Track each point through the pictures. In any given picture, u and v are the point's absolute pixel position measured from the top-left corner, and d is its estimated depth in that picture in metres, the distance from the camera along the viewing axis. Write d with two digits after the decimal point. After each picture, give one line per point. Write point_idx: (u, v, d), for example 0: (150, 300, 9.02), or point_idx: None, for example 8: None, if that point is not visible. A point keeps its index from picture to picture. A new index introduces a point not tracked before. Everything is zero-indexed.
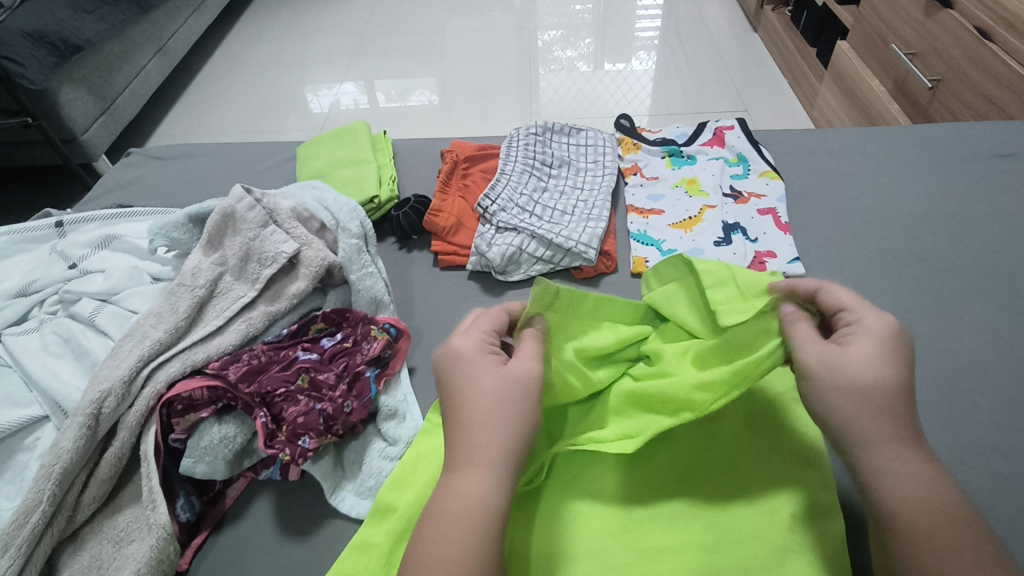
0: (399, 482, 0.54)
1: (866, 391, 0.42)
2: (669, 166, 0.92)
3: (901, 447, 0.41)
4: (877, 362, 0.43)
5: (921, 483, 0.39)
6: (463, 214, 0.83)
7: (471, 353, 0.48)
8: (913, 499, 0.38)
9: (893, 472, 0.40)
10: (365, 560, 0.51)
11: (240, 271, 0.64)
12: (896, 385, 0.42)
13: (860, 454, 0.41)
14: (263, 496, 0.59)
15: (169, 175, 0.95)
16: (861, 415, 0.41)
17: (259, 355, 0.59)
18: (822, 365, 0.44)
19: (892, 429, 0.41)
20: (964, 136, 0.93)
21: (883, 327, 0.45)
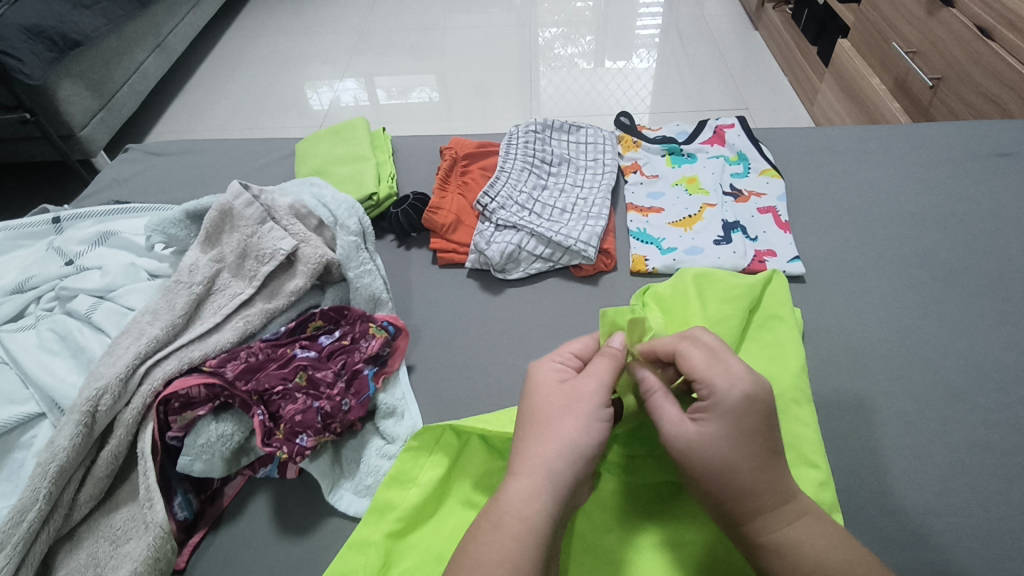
0: (398, 479, 0.54)
1: (718, 478, 0.43)
2: (669, 164, 0.92)
3: (775, 513, 0.42)
4: (727, 440, 0.43)
5: (797, 551, 0.41)
6: (462, 211, 0.83)
7: (546, 381, 0.48)
8: (814, 563, 0.40)
9: (786, 542, 0.41)
10: (363, 559, 0.50)
11: (237, 267, 0.63)
12: (748, 457, 0.43)
13: (752, 525, 0.42)
14: (260, 494, 0.58)
15: (168, 171, 0.95)
16: (743, 487, 0.43)
17: (256, 353, 0.59)
18: (686, 444, 0.44)
19: (768, 494, 0.43)
20: (964, 135, 0.93)
21: (724, 393, 0.44)
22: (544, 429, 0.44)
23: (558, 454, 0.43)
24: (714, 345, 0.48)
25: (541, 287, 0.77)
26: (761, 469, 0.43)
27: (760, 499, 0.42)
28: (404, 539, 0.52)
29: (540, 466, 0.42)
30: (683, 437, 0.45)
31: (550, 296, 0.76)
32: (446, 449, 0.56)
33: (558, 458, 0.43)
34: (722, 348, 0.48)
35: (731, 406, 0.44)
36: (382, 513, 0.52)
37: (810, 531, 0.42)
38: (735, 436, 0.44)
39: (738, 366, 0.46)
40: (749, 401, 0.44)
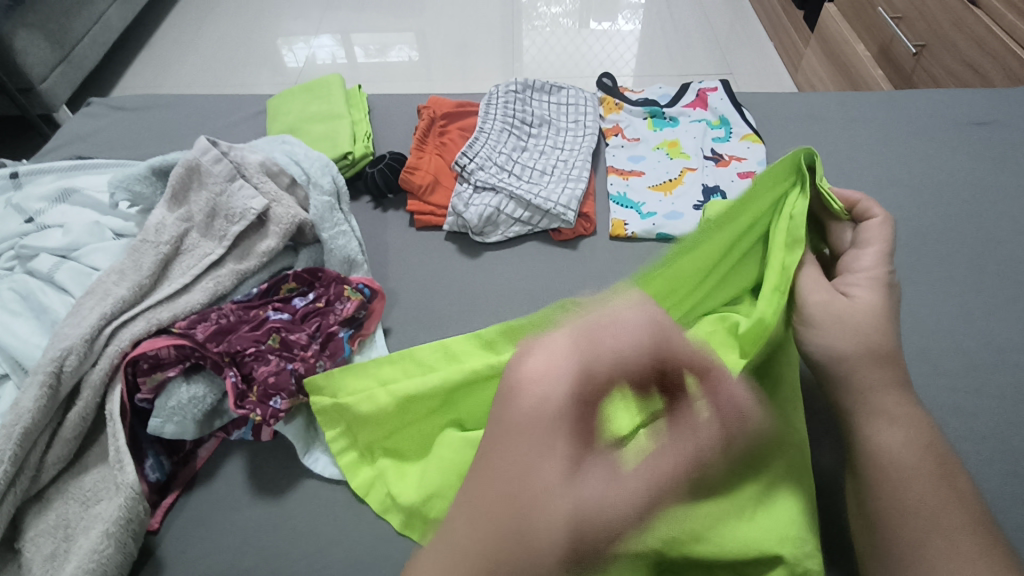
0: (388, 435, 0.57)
1: (864, 350, 0.49)
2: (651, 127, 0.91)
3: (894, 393, 0.48)
4: (878, 316, 0.50)
5: (896, 429, 0.47)
6: (439, 172, 0.81)
7: (541, 395, 0.37)
8: (901, 439, 0.47)
9: (889, 415, 0.47)
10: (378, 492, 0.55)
11: (206, 227, 0.61)
12: (888, 339, 0.49)
13: (860, 399, 0.48)
14: (234, 456, 0.58)
15: (133, 127, 0.91)
16: (860, 359, 0.49)
17: (228, 315, 0.58)
18: (834, 317, 0.50)
19: (885, 374, 0.49)
20: (944, 103, 0.93)
21: (873, 283, 0.52)
22: (529, 445, 0.35)
23: (531, 478, 0.34)
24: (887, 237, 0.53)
25: (519, 251, 0.76)
26: (891, 340, 0.49)
27: (875, 375, 0.48)
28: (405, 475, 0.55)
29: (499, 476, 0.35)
30: (832, 313, 0.50)
31: (528, 260, 0.75)
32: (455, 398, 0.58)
33: (535, 502, 0.33)
34: (891, 241, 0.54)
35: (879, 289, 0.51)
36: (371, 431, 0.57)
37: (914, 416, 0.48)
38: (881, 315, 0.50)
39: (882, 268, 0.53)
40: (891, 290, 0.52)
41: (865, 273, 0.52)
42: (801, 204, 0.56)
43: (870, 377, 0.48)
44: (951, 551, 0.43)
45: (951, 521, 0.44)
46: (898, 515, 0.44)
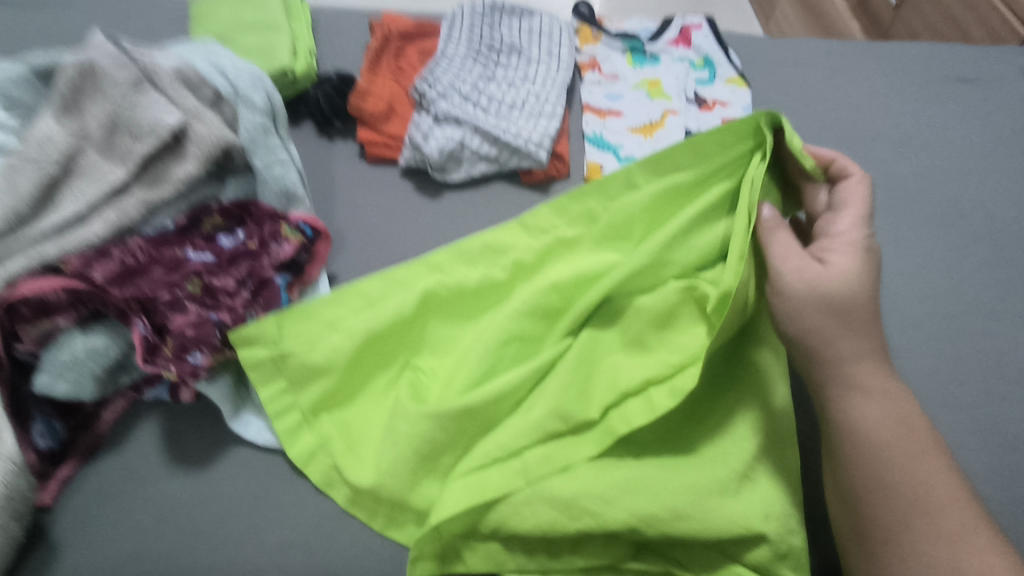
0: (331, 399, 0.49)
1: (838, 318, 0.45)
2: (630, 63, 0.83)
3: (869, 364, 0.45)
4: (854, 283, 0.45)
5: (871, 404, 0.44)
6: (395, 98, 0.72)
7: None
8: (875, 416, 0.43)
9: (863, 388, 0.44)
10: (321, 462, 0.48)
11: (107, 146, 0.50)
12: (863, 307, 0.45)
13: (831, 370, 0.45)
14: (147, 420, 0.49)
15: (20, 22, 0.75)
16: (832, 327, 0.44)
17: (135, 253, 0.48)
18: (805, 284, 0.45)
19: (860, 344, 0.45)
20: (931, 56, 0.89)
21: (849, 244, 0.47)
22: None
23: None
24: (866, 199, 0.49)
25: (484, 193, 0.68)
26: (868, 306, 0.45)
27: (845, 346, 0.45)
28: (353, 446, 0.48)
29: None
30: (805, 280, 0.45)
31: (494, 204, 0.67)
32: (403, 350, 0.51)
33: None
34: (869, 203, 0.50)
35: (854, 251, 0.47)
36: (316, 388, 0.49)
37: (891, 386, 0.44)
38: (857, 278, 0.46)
39: (855, 226, 0.48)
40: (868, 250, 0.47)
41: (843, 236, 0.48)
42: (759, 165, 0.50)
43: (846, 349, 0.44)
44: (931, 532, 0.40)
45: (937, 502, 0.41)
46: (876, 496, 0.42)
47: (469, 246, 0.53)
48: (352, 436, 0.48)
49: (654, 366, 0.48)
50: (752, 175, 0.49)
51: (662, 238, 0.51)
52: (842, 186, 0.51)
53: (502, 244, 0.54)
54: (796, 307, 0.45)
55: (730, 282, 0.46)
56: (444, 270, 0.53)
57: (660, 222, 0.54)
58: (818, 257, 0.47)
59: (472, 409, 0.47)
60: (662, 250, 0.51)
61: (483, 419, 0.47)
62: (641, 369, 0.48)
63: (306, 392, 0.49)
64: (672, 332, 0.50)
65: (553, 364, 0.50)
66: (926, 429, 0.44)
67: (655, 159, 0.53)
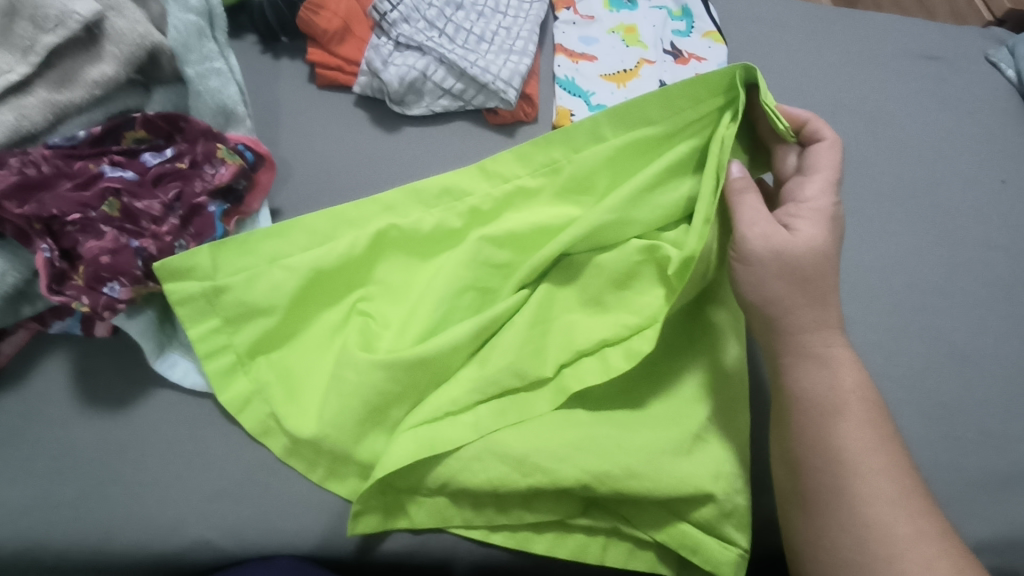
0: (270, 340, 0.45)
1: (799, 286, 0.44)
2: (607, 6, 0.78)
3: (825, 333, 0.44)
4: (817, 251, 0.45)
5: (823, 373, 0.43)
6: (351, 17, 0.63)
7: None
8: (828, 384, 0.43)
9: (817, 356, 0.44)
10: (258, 408, 0.44)
11: (1, 31, 0.42)
12: (824, 276, 0.45)
13: (787, 338, 0.44)
14: (55, 355, 0.44)
15: None
16: (792, 295, 0.44)
17: (37, 164, 0.41)
18: (770, 250, 0.44)
19: (818, 313, 0.44)
20: (902, 30, 0.88)
21: (816, 212, 0.46)
22: None
23: None
24: (837, 165, 0.48)
25: (444, 130, 0.63)
26: (828, 275, 0.45)
27: (803, 315, 0.44)
28: (295, 393, 0.44)
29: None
30: (770, 246, 0.44)
31: (455, 143, 0.63)
32: (351, 292, 0.47)
33: None
34: (838, 169, 0.49)
35: (820, 219, 0.46)
36: (252, 329, 0.44)
37: (845, 355, 0.44)
38: (822, 247, 0.45)
39: (823, 193, 0.47)
40: (834, 219, 0.47)
41: (810, 202, 0.47)
42: (729, 124, 0.48)
43: (803, 318, 0.44)
44: (871, 495, 0.40)
45: (885, 468, 0.41)
46: (820, 459, 0.42)
47: (426, 186, 0.49)
48: (292, 381, 0.45)
49: (611, 326, 0.46)
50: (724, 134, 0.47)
51: (626, 193, 0.48)
52: (813, 149, 0.49)
53: (459, 188, 0.50)
54: (759, 273, 0.44)
55: (695, 245, 0.44)
56: (398, 211, 0.49)
57: (625, 178, 0.51)
58: (784, 224, 0.46)
59: (423, 360, 0.44)
60: (626, 206, 0.48)
61: (436, 371, 0.45)
62: (598, 329, 0.46)
63: (243, 332, 0.44)
64: (631, 293, 0.48)
65: (511, 316, 0.47)
66: (875, 396, 0.44)
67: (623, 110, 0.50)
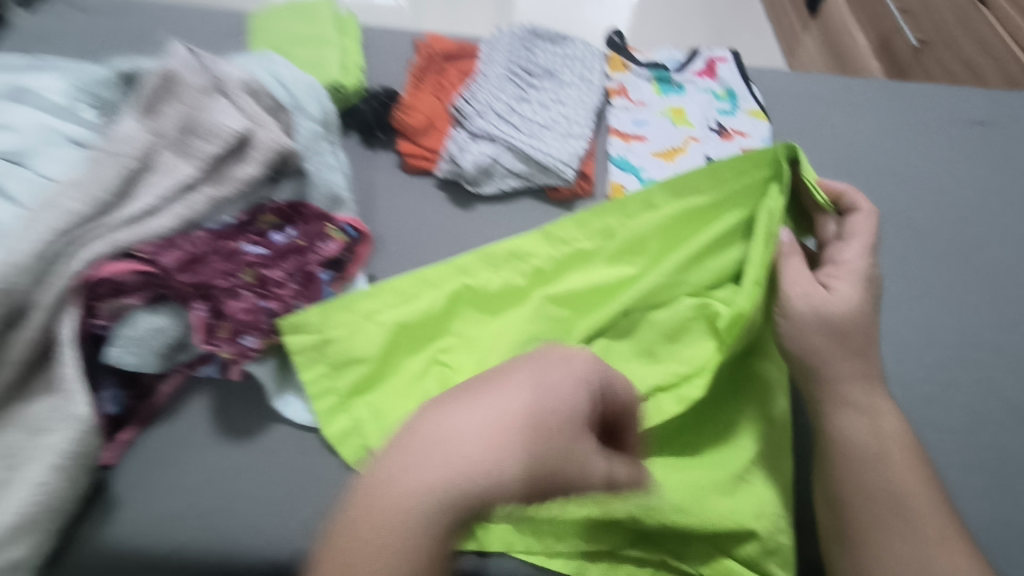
0: (367, 385, 0.54)
1: (838, 341, 0.48)
2: (656, 91, 0.87)
3: (862, 384, 0.48)
4: (854, 310, 0.49)
5: (860, 421, 0.47)
6: (435, 115, 0.77)
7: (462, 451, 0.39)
8: (864, 430, 0.46)
9: (855, 405, 0.47)
10: (354, 443, 0.52)
11: (180, 145, 0.56)
12: (861, 332, 0.49)
13: (826, 387, 0.48)
14: (199, 395, 0.54)
15: (96, 30, 0.82)
16: (832, 349, 0.48)
17: (198, 243, 0.53)
18: (808, 306, 0.49)
19: (856, 365, 0.48)
20: (948, 98, 0.92)
21: (852, 274, 0.51)
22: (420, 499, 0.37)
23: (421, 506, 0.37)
24: (872, 231, 0.53)
25: (512, 206, 0.73)
26: (865, 330, 0.49)
27: (843, 366, 0.48)
28: (385, 430, 0.52)
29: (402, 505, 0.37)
30: (811, 304, 0.49)
31: (522, 216, 0.72)
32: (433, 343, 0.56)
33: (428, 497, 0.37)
34: (873, 235, 0.54)
35: (856, 281, 0.50)
36: (351, 374, 0.53)
37: (879, 405, 0.48)
38: (858, 306, 0.49)
39: (859, 257, 0.52)
40: (869, 281, 0.51)
41: (846, 263, 0.52)
42: (777, 195, 0.54)
43: (841, 368, 0.48)
44: (901, 537, 0.44)
45: (916, 512, 0.44)
46: (859, 502, 0.45)
47: (494, 250, 0.58)
48: (383, 420, 0.52)
49: (662, 374, 0.52)
50: (771, 204, 0.53)
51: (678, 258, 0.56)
52: (852, 217, 0.55)
53: (525, 251, 0.58)
54: (800, 328, 0.49)
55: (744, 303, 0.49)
56: (470, 272, 0.57)
57: (677, 242, 0.58)
58: (824, 284, 0.50)
59: None
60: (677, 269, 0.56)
61: None
62: (650, 376, 0.52)
63: (344, 377, 0.53)
64: (681, 345, 0.54)
65: None
66: (907, 442, 0.47)
67: (675, 183, 0.57)
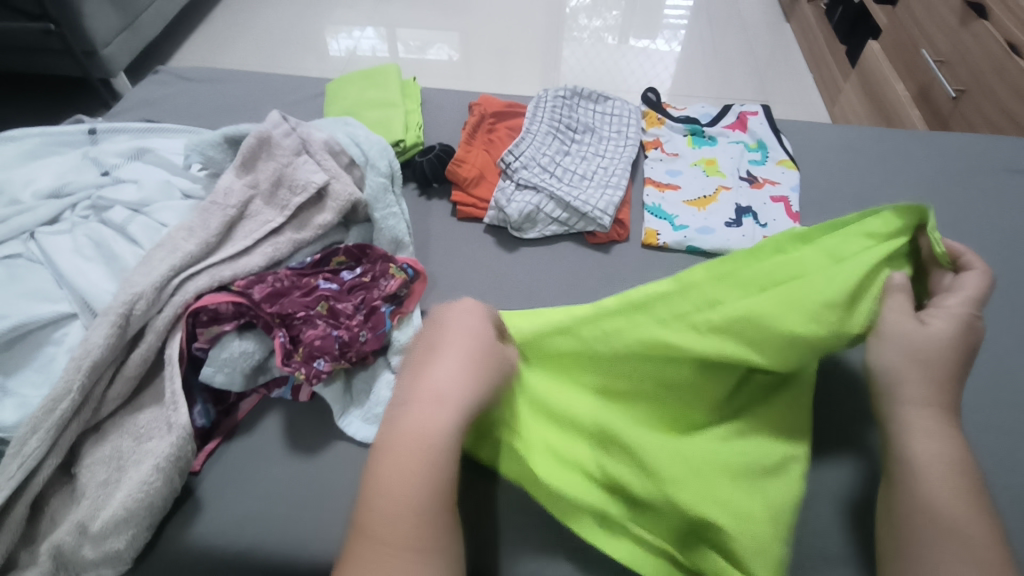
0: None
1: (922, 369, 0.51)
2: (690, 144, 0.94)
3: (939, 412, 0.50)
4: (945, 345, 0.51)
5: (933, 444, 0.48)
6: (485, 167, 0.85)
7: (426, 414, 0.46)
8: (936, 453, 0.48)
9: (927, 429, 0.49)
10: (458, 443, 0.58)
11: (270, 196, 0.65)
12: (949, 367, 0.51)
13: (900, 408, 0.50)
14: (274, 412, 0.62)
15: (196, 97, 0.95)
16: (915, 374, 0.51)
17: (282, 279, 0.61)
18: (898, 333, 0.52)
19: (937, 393, 0.50)
20: (981, 148, 0.95)
21: (952, 317, 0.53)
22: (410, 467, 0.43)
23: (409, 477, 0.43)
24: (978, 286, 0.55)
25: (553, 250, 0.80)
26: (956, 368, 0.51)
27: (926, 393, 0.50)
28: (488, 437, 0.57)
29: (400, 495, 0.42)
30: (901, 333, 0.52)
31: (561, 259, 0.79)
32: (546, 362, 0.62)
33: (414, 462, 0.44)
34: (982, 292, 0.55)
35: (957, 324, 0.52)
36: None
37: (953, 436, 0.49)
38: (952, 344, 0.51)
39: (963, 310, 0.53)
40: (969, 327, 0.53)
41: (948, 307, 0.54)
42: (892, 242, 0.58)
43: (920, 392, 0.50)
44: (968, 555, 0.43)
45: (982, 538, 0.44)
46: (920, 519, 0.46)
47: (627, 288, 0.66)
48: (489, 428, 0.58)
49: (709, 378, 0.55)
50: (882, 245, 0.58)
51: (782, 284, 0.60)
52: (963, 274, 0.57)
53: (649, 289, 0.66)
54: (887, 352, 0.52)
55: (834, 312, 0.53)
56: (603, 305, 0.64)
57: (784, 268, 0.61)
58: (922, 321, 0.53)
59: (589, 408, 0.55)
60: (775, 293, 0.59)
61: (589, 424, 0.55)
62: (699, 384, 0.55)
63: None
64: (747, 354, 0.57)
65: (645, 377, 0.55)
66: (974, 474, 0.47)
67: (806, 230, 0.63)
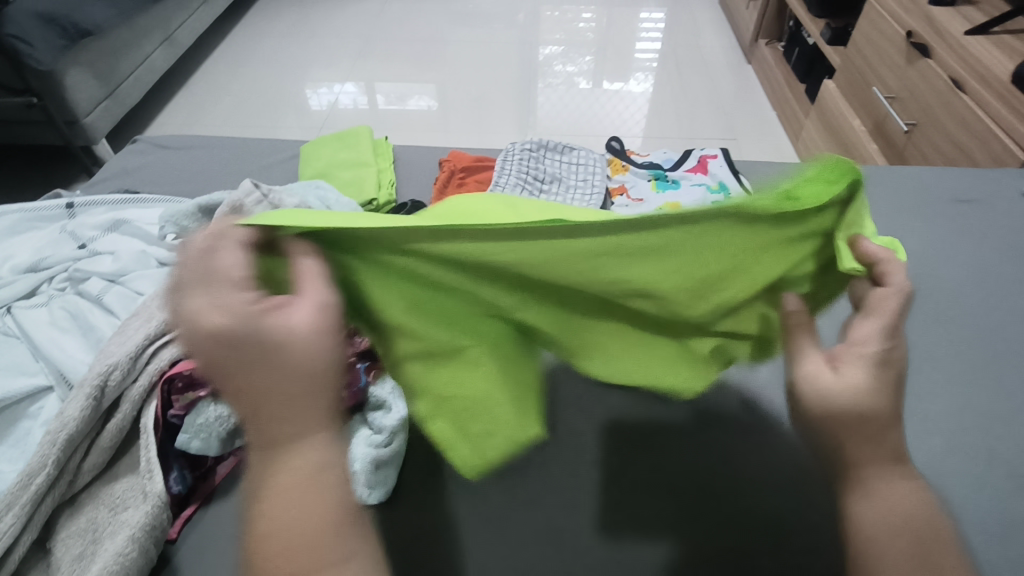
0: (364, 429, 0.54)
1: (853, 423, 0.41)
2: (654, 189, 0.98)
3: (880, 469, 0.41)
4: (872, 389, 0.41)
5: (881, 512, 0.40)
6: None
7: (278, 500, 0.37)
8: (884, 524, 0.40)
9: (876, 493, 0.41)
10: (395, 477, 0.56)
11: None
12: (883, 412, 0.41)
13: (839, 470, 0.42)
14: None
15: (176, 164, 0.98)
16: (846, 430, 0.41)
17: None
18: (812, 376, 0.43)
19: (871, 446, 0.41)
20: (932, 181, 0.99)
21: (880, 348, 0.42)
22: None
23: None
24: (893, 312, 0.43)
25: None
26: (889, 411, 0.42)
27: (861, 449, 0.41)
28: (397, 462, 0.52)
29: None
30: (822, 381, 0.42)
31: None
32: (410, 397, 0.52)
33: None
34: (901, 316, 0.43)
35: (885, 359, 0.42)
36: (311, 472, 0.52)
37: (902, 495, 0.41)
38: (879, 383, 0.42)
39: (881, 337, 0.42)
40: (886, 356, 0.42)
41: (859, 344, 0.43)
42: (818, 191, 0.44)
43: (857, 452, 0.41)
44: None
45: None
46: None
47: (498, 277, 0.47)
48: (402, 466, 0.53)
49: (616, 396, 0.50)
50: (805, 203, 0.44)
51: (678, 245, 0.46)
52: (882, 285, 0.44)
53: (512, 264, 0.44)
54: (806, 408, 0.43)
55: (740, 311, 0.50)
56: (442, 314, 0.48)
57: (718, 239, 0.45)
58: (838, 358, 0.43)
59: None
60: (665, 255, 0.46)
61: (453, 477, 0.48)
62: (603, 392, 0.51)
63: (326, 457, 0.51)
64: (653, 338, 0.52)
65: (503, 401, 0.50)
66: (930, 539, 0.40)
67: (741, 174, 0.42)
